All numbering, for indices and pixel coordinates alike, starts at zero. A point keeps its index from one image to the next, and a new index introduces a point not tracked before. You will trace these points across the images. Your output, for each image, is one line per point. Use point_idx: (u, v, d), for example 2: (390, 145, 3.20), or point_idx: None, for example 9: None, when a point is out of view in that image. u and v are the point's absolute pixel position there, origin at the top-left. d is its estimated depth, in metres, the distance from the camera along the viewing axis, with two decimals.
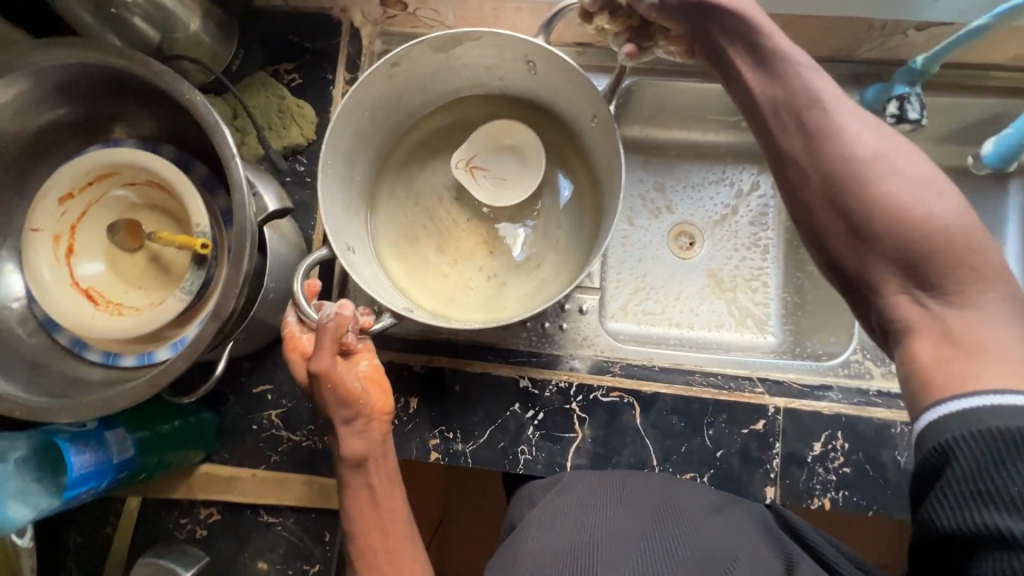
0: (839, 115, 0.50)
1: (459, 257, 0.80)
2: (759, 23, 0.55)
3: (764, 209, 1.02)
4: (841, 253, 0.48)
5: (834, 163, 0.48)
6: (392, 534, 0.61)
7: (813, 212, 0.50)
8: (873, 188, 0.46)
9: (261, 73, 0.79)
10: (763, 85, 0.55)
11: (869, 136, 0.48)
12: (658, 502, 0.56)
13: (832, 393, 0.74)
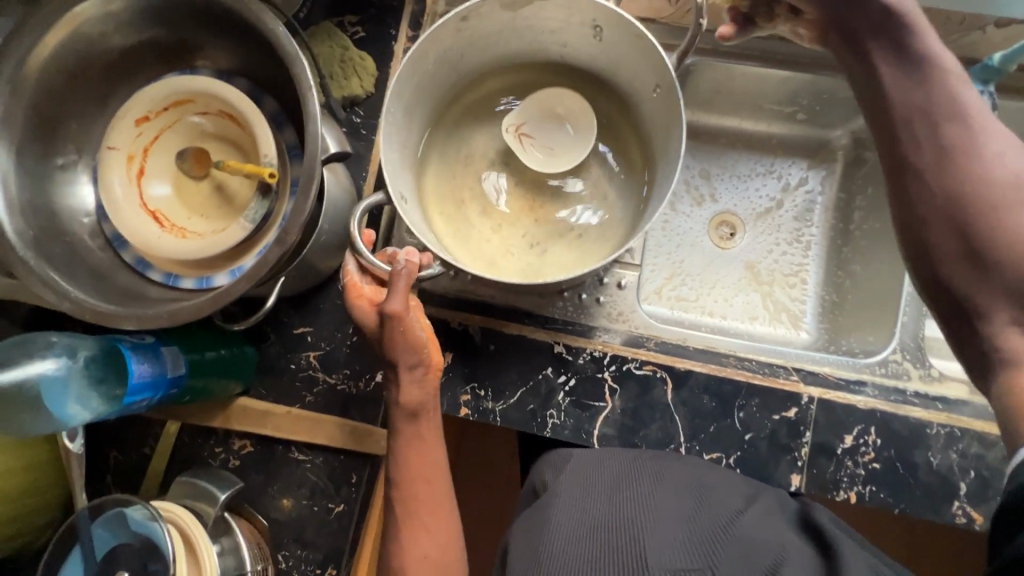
0: (990, 137, 0.48)
1: (504, 221, 0.80)
2: (913, 24, 0.53)
3: (810, 204, 1.00)
4: (951, 272, 0.48)
5: (972, 188, 0.47)
6: (433, 488, 0.65)
7: (929, 228, 0.49)
8: (1004, 214, 0.45)
9: (326, 23, 0.80)
10: (902, 88, 0.52)
11: (1010, 159, 0.47)
12: (694, 489, 0.57)
13: (868, 389, 0.74)
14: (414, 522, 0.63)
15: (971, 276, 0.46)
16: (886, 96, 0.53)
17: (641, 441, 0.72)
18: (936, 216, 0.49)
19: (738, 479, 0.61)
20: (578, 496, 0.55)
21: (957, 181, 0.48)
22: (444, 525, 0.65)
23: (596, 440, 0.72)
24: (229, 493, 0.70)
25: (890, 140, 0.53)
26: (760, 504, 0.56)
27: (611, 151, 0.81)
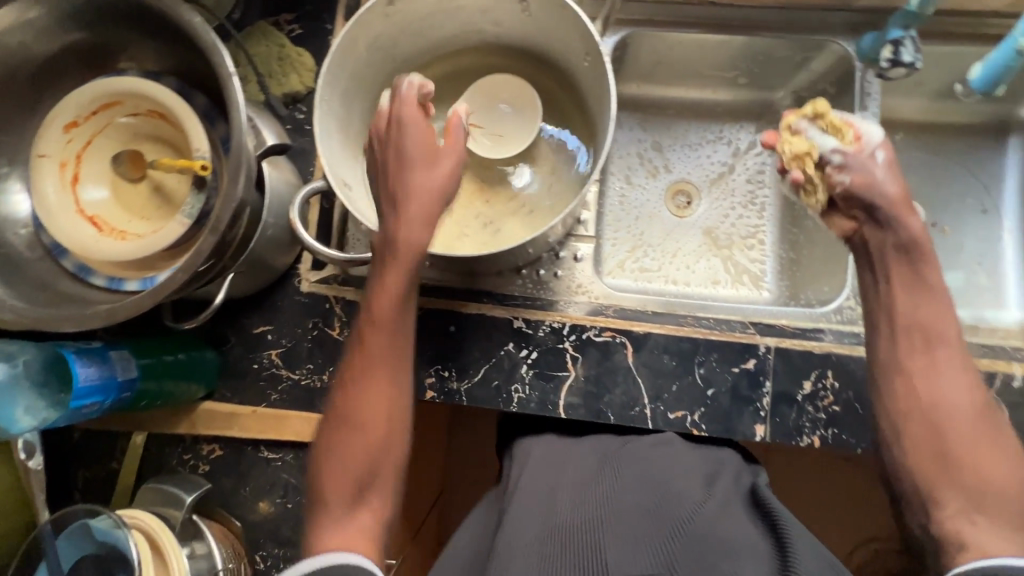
0: (955, 375, 0.56)
1: (456, 204, 0.81)
2: (930, 258, 0.58)
3: (761, 167, 1.02)
4: (917, 462, 0.55)
5: (946, 414, 0.55)
6: (402, 362, 0.59)
7: (909, 425, 0.56)
8: (967, 442, 0.54)
9: (262, 23, 0.80)
10: (908, 303, 0.58)
11: (974, 393, 0.55)
12: (653, 480, 0.58)
13: (824, 335, 0.76)
14: (373, 392, 0.57)
15: (938, 472, 0.54)
16: (894, 307, 0.59)
17: (607, 407, 0.72)
18: (915, 416, 0.56)
19: (697, 459, 0.64)
20: (534, 493, 0.58)
21: (934, 398, 0.55)
22: (398, 410, 0.58)
23: (562, 411, 0.73)
24: (197, 495, 0.70)
25: (888, 348, 0.59)
26: (715, 487, 0.57)
27: (554, 126, 0.82)
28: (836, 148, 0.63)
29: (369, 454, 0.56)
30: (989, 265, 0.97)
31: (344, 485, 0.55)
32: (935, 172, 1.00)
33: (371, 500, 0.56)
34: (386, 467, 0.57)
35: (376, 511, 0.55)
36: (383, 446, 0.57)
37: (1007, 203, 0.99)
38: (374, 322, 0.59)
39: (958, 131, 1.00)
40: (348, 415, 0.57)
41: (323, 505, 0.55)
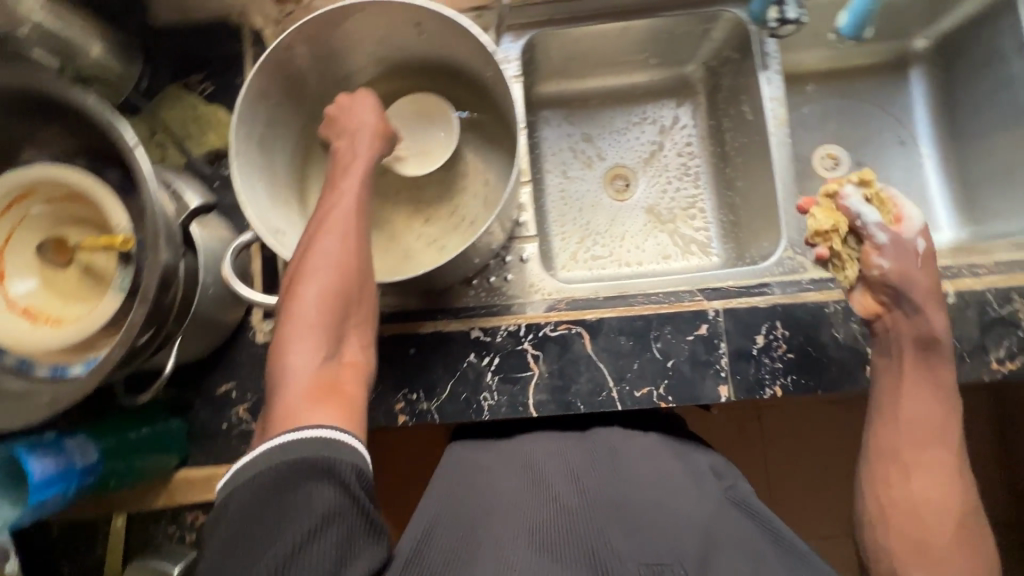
0: (941, 475, 0.64)
1: (397, 229, 0.83)
2: (941, 362, 0.67)
3: (689, 139, 1.05)
4: (895, 544, 0.62)
5: (927, 506, 0.63)
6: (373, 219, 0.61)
7: (893, 513, 0.64)
8: (945, 533, 0.61)
9: (172, 87, 0.81)
10: (916, 409, 0.67)
11: (960, 494, 0.63)
12: (634, 477, 0.62)
13: (769, 288, 0.78)
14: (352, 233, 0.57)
15: (913, 554, 0.61)
16: (901, 403, 0.67)
17: (575, 397, 0.74)
18: (895, 508, 0.64)
19: (667, 454, 0.68)
20: (534, 482, 0.62)
21: (917, 493, 0.64)
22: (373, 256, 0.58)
23: (533, 410, 0.74)
24: (183, 564, 0.68)
25: (887, 439, 0.67)
26: (702, 485, 0.62)
27: (478, 137, 0.84)
28: (880, 227, 0.68)
29: (349, 294, 0.54)
30: (916, 192, 1.02)
31: (327, 322, 0.52)
32: (846, 117, 1.05)
33: (348, 339, 0.54)
34: (362, 307, 0.56)
35: (356, 354, 0.54)
36: (362, 288, 0.56)
37: (921, 131, 1.03)
38: (346, 178, 0.61)
39: (862, 72, 1.06)
40: (324, 248, 0.55)
41: (301, 340, 0.51)
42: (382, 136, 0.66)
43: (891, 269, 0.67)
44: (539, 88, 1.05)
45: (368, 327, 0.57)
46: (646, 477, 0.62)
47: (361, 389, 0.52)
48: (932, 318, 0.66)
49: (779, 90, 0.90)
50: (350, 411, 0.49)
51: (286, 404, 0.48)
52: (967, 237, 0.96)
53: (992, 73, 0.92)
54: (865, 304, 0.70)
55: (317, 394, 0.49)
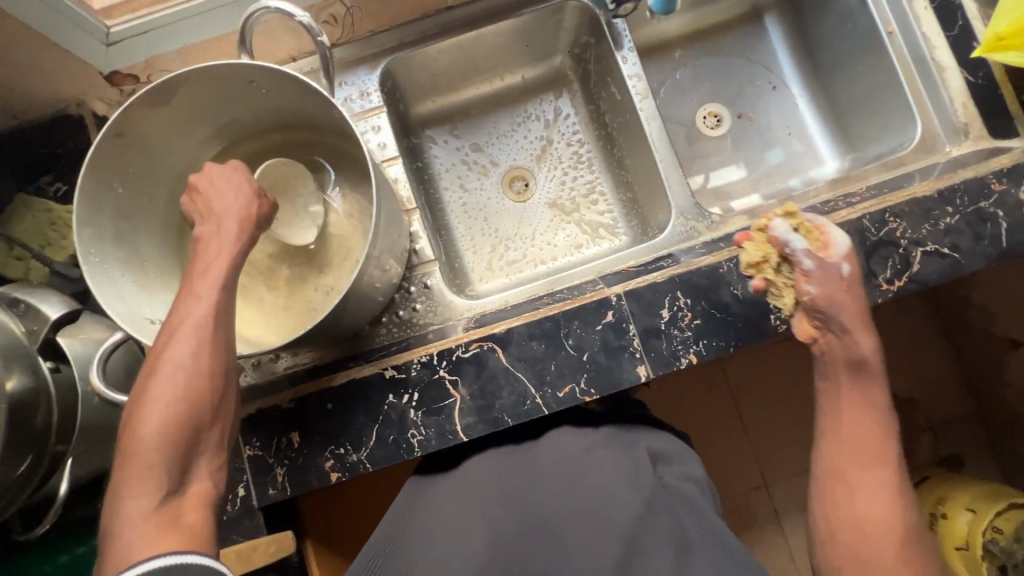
0: (884, 496, 0.64)
1: (293, 286, 0.81)
2: (875, 374, 0.69)
3: (575, 128, 1.06)
4: (841, 561, 0.63)
5: (872, 524, 0.62)
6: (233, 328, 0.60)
7: (837, 527, 0.64)
8: (890, 547, 0.61)
9: (22, 194, 0.77)
10: (855, 424, 0.67)
11: (907, 511, 0.63)
12: (570, 484, 0.65)
13: (665, 261, 0.80)
14: (206, 355, 0.56)
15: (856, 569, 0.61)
16: (839, 415, 0.69)
17: (501, 412, 0.74)
18: (842, 527, 0.64)
19: (608, 445, 0.70)
20: (478, 508, 0.65)
21: (863, 511, 0.63)
22: (231, 373, 0.58)
23: (463, 434, 0.73)
24: None
25: (834, 461, 0.67)
26: (637, 475, 0.65)
27: (353, 175, 0.82)
28: (807, 254, 0.70)
29: (197, 421, 0.55)
30: (797, 131, 1.05)
31: (171, 458, 0.53)
32: (718, 74, 1.08)
33: (196, 467, 0.56)
34: (215, 430, 0.57)
35: (204, 478, 0.56)
36: (215, 412, 0.57)
37: (789, 72, 1.06)
38: (203, 285, 0.58)
39: (723, 29, 1.08)
40: (171, 374, 0.54)
41: (140, 477, 0.52)
42: (251, 224, 0.62)
43: (817, 295, 0.69)
44: (416, 109, 1.04)
45: (220, 445, 0.58)
46: (579, 481, 0.65)
47: (205, 517, 0.55)
48: (868, 348, 0.68)
49: (636, 66, 0.91)
50: (197, 537, 0.53)
51: (127, 544, 0.50)
52: (849, 164, 0.99)
53: (833, 8, 0.95)
54: (803, 329, 0.72)
55: (158, 540, 0.51)
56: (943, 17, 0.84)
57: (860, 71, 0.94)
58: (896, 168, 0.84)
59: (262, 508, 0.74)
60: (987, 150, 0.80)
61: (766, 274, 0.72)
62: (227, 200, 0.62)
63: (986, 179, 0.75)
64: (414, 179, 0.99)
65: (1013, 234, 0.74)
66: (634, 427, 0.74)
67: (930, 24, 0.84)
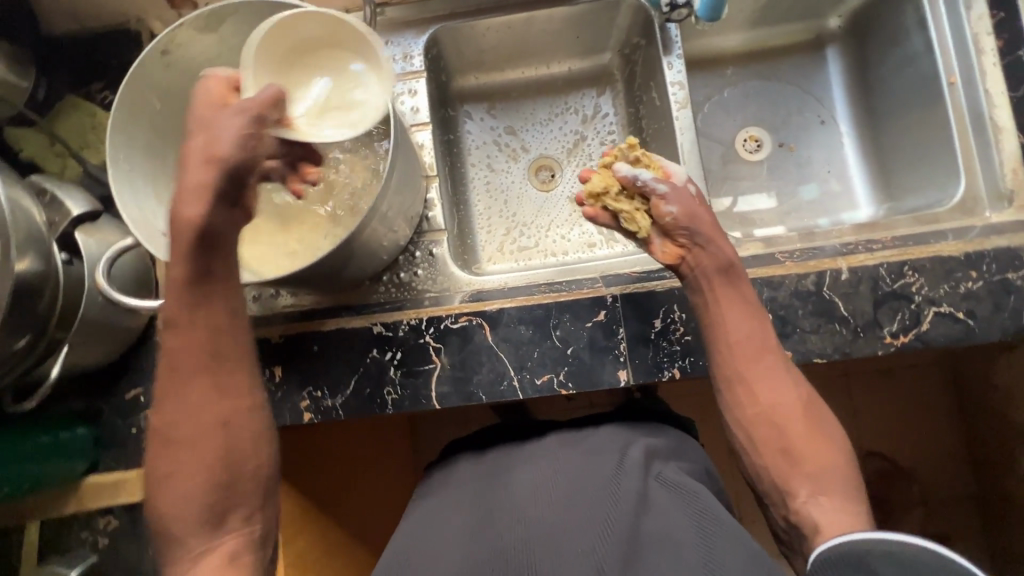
0: (779, 379, 0.69)
1: (303, 229, 0.82)
2: (743, 274, 0.72)
3: (610, 128, 1.05)
4: (768, 460, 0.68)
5: (775, 415, 0.68)
6: (228, 368, 0.59)
7: (753, 427, 0.69)
8: (799, 427, 0.68)
9: (72, 95, 0.81)
10: (744, 328, 0.70)
11: (800, 392, 0.69)
12: (570, 484, 0.66)
13: (667, 273, 0.79)
14: (195, 414, 0.57)
15: (783, 463, 0.67)
16: (725, 324, 0.70)
17: (476, 388, 0.75)
18: (757, 424, 0.69)
19: (602, 447, 0.72)
20: (486, 515, 0.64)
21: (766, 403, 0.69)
22: (232, 423, 0.58)
23: (436, 402, 0.75)
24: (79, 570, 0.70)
25: (738, 368, 0.70)
26: (625, 469, 0.66)
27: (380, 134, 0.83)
28: (658, 180, 0.72)
29: (210, 481, 0.56)
30: (837, 171, 1.02)
31: (192, 521, 0.55)
32: (767, 98, 1.06)
33: (229, 524, 0.57)
34: (239, 484, 0.58)
35: (240, 529, 0.57)
36: (228, 467, 0.57)
37: (841, 109, 1.03)
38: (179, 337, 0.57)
39: (781, 54, 1.05)
40: (169, 444, 0.57)
41: (173, 547, 0.55)
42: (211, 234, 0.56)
43: (673, 218, 0.72)
44: (458, 82, 1.04)
45: (254, 497, 0.58)
46: (576, 483, 0.65)
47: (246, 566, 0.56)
48: (741, 267, 0.72)
49: (680, 74, 0.89)
50: None
51: None
52: (883, 213, 0.96)
53: (897, 50, 0.91)
54: (666, 250, 0.74)
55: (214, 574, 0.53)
56: (1010, 76, 0.79)
57: (915, 120, 0.90)
58: (929, 224, 0.80)
59: None
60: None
61: (616, 210, 0.74)
62: (180, 194, 0.55)
63: (1018, 251, 0.72)
64: (443, 150, 0.99)
65: None
66: (634, 430, 0.75)
67: (996, 82, 0.79)
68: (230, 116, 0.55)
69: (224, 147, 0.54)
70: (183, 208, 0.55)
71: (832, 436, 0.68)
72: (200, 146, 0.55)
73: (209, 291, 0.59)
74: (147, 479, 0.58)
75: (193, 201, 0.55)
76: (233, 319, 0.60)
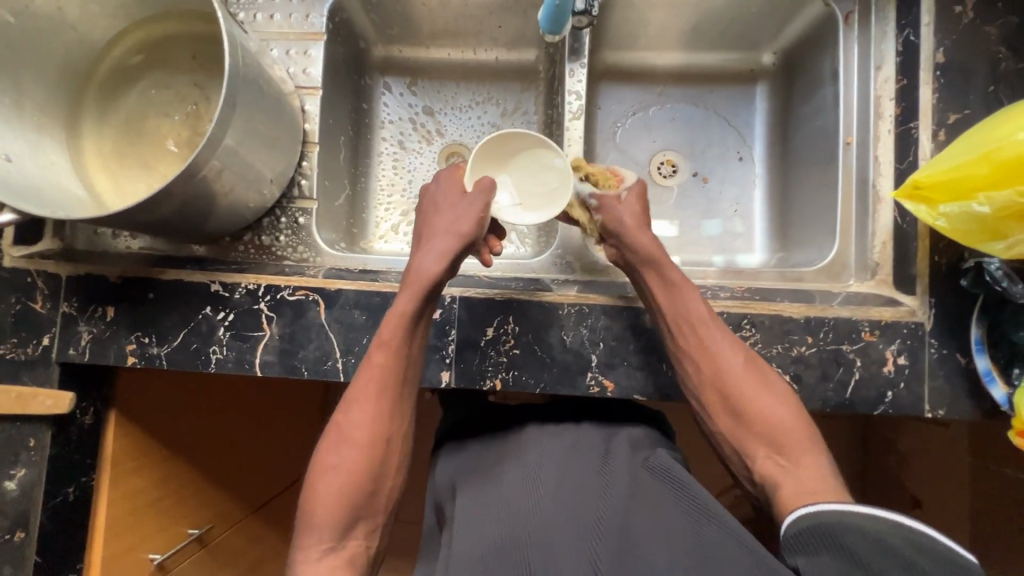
0: (721, 342, 0.68)
1: (168, 172, 0.81)
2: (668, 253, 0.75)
3: (527, 126, 1.02)
4: (723, 424, 0.68)
5: (721, 382, 0.68)
6: (399, 396, 0.68)
7: (706, 395, 0.69)
8: (745, 393, 0.66)
9: None
10: (676, 299, 0.70)
11: (736, 360, 0.68)
12: (579, 481, 0.66)
13: (513, 283, 0.78)
14: (370, 425, 0.66)
15: (738, 427, 0.67)
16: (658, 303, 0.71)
17: (300, 362, 0.74)
18: (711, 392, 0.68)
19: (587, 438, 0.72)
20: (500, 502, 0.66)
21: (712, 372, 0.68)
22: (393, 442, 0.67)
23: (259, 369, 0.75)
24: None
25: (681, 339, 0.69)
26: (613, 460, 0.67)
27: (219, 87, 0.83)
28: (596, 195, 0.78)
29: (361, 486, 0.64)
30: (743, 210, 0.99)
31: (336, 519, 0.62)
32: (698, 123, 1.01)
33: (360, 525, 0.64)
34: (383, 487, 0.65)
35: (361, 540, 0.63)
36: (374, 481, 0.64)
37: (760, 148, 0.99)
38: (380, 354, 0.67)
39: (714, 81, 1.01)
40: (342, 443, 0.65)
41: (306, 532, 0.62)
42: (432, 289, 0.69)
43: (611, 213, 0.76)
44: (379, 50, 1.01)
45: (379, 511, 0.65)
46: (582, 479, 0.66)
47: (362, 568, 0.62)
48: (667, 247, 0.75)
49: (580, 84, 0.86)
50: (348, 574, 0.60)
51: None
52: (774, 261, 0.94)
53: (813, 98, 0.89)
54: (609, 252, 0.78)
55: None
56: (900, 148, 0.76)
57: (815, 176, 0.87)
58: (793, 281, 0.80)
59: (60, 363, 0.77)
60: (881, 299, 0.73)
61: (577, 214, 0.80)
62: (427, 251, 0.71)
63: (858, 324, 0.71)
64: (348, 118, 0.96)
65: (858, 387, 0.70)
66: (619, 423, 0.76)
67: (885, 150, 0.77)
68: (475, 203, 0.73)
69: (469, 225, 0.72)
70: (420, 260, 0.71)
71: (783, 393, 0.66)
72: (449, 222, 0.72)
73: (416, 333, 0.69)
74: (309, 470, 0.66)
75: (432, 256, 0.70)
76: (412, 356, 0.69)
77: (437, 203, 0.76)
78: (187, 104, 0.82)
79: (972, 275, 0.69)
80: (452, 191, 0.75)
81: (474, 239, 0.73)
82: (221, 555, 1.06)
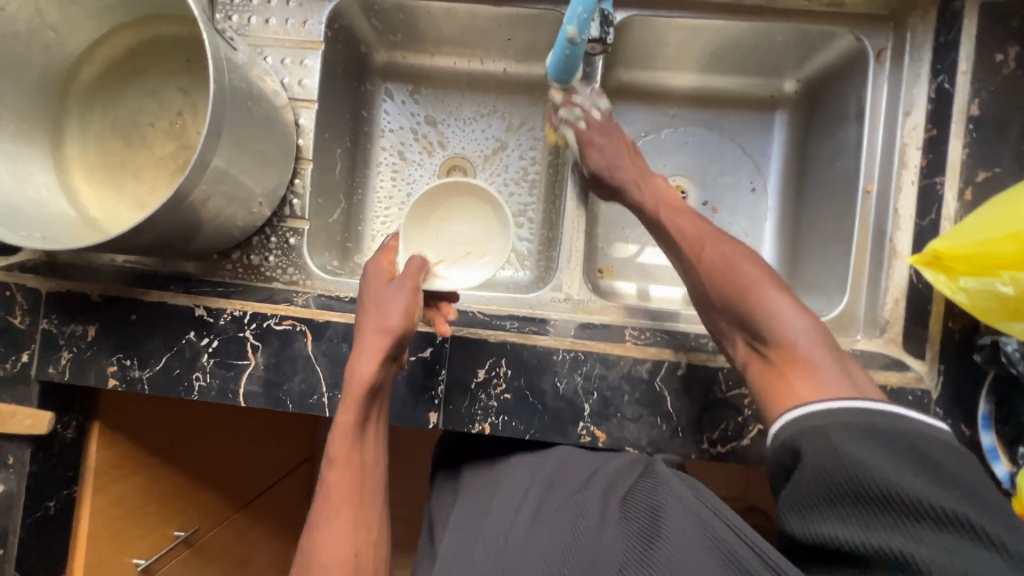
0: (705, 234, 0.72)
1: (154, 184, 0.77)
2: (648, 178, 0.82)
3: (534, 141, 0.96)
4: (711, 315, 0.69)
5: (706, 276, 0.69)
6: (364, 503, 0.66)
7: (694, 288, 0.71)
8: (725, 283, 0.67)
9: None
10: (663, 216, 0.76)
11: (713, 254, 0.69)
12: (562, 504, 0.63)
13: (508, 324, 0.75)
14: (334, 547, 0.62)
15: (721, 314, 0.67)
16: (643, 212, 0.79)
17: (285, 395, 0.72)
18: (697, 287, 0.70)
19: (568, 458, 0.68)
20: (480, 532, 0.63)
21: (696, 263, 0.70)
22: (364, 554, 0.63)
23: (242, 399, 0.72)
24: None
25: (679, 233, 0.74)
26: (595, 478, 0.64)
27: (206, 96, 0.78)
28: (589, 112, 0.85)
29: None
30: (752, 244, 0.93)
31: None
32: (715, 147, 0.95)
33: None
34: None
35: None
36: None
37: (774, 180, 0.94)
38: (335, 470, 0.65)
39: (733, 105, 0.95)
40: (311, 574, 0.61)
41: None
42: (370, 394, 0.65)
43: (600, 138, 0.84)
44: (381, 56, 0.96)
45: None
46: (563, 503, 0.63)
47: None
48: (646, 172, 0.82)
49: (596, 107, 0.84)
50: None
51: None
52: None
53: (835, 136, 0.84)
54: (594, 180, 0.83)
55: None
56: (923, 203, 0.72)
57: (831, 218, 0.83)
58: None
59: (40, 381, 0.76)
60: (889, 362, 0.70)
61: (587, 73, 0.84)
62: (359, 354, 0.64)
63: None
64: (346, 127, 0.91)
65: None
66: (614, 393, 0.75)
67: None
68: (400, 293, 0.65)
69: (398, 321, 0.64)
70: (354, 365, 0.64)
71: (764, 282, 0.65)
72: (377, 318, 0.65)
73: (366, 435, 0.67)
74: None
75: (364, 361, 0.64)
76: (372, 455, 0.68)
77: (367, 296, 0.67)
78: (176, 112, 0.78)
79: (987, 351, 0.66)
80: (379, 280, 0.68)
81: (409, 335, 0.66)
82: (207, 555, 1.06)
